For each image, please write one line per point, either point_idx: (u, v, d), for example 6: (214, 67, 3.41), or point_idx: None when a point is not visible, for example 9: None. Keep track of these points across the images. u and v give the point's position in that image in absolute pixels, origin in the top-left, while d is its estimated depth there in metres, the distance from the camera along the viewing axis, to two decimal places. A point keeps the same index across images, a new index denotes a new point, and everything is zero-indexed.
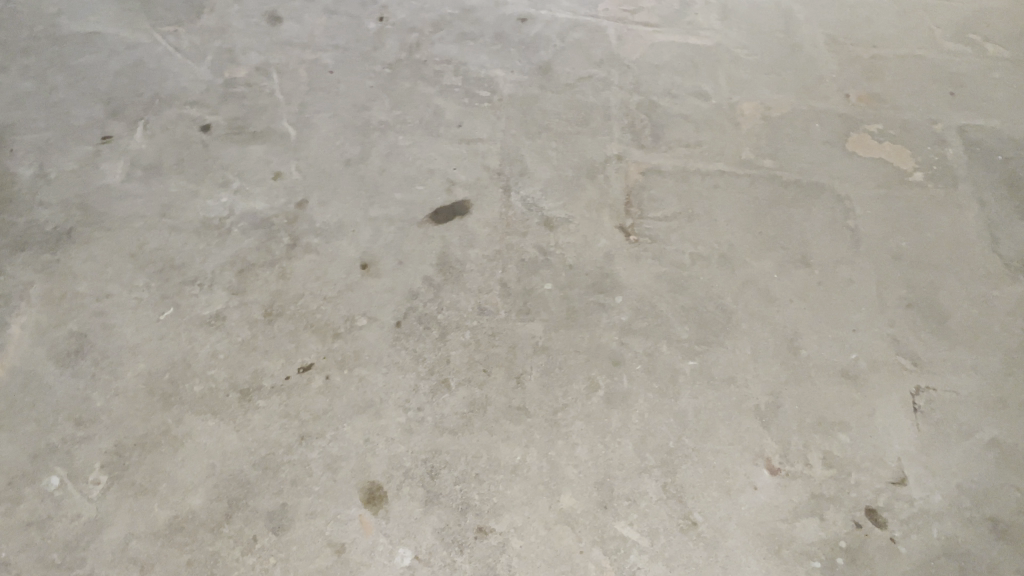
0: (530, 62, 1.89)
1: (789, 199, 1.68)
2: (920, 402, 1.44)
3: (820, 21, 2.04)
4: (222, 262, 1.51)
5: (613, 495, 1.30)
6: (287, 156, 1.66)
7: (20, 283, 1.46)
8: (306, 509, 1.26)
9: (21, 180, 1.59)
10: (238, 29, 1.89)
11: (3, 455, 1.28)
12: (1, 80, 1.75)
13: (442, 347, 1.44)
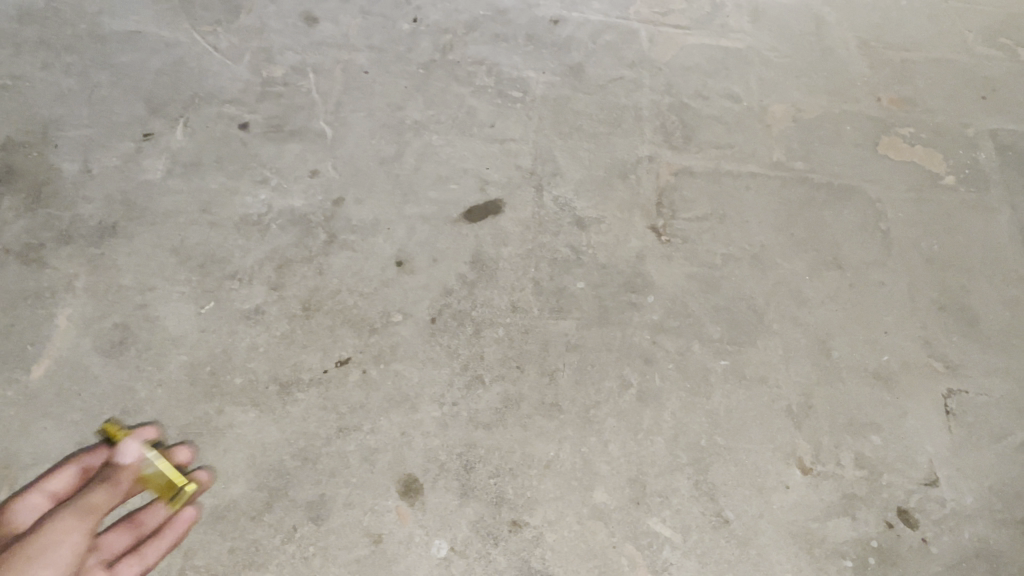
0: (562, 63, 1.86)
1: (821, 201, 1.68)
2: (952, 404, 1.46)
3: (854, 23, 1.99)
4: (260, 258, 1.54)
5: (646, 491, 1.34)
6: (324, 154, 1.68)
7: (66, 275, 1.50)
8: (346, 499, 1.31)
9: (66, 175, 1.63)
10: (275, 28, 1.87)
11: (52, 442, 1.34)
12: (43, 77, 1.76)
13: (476, 343, 1.47)
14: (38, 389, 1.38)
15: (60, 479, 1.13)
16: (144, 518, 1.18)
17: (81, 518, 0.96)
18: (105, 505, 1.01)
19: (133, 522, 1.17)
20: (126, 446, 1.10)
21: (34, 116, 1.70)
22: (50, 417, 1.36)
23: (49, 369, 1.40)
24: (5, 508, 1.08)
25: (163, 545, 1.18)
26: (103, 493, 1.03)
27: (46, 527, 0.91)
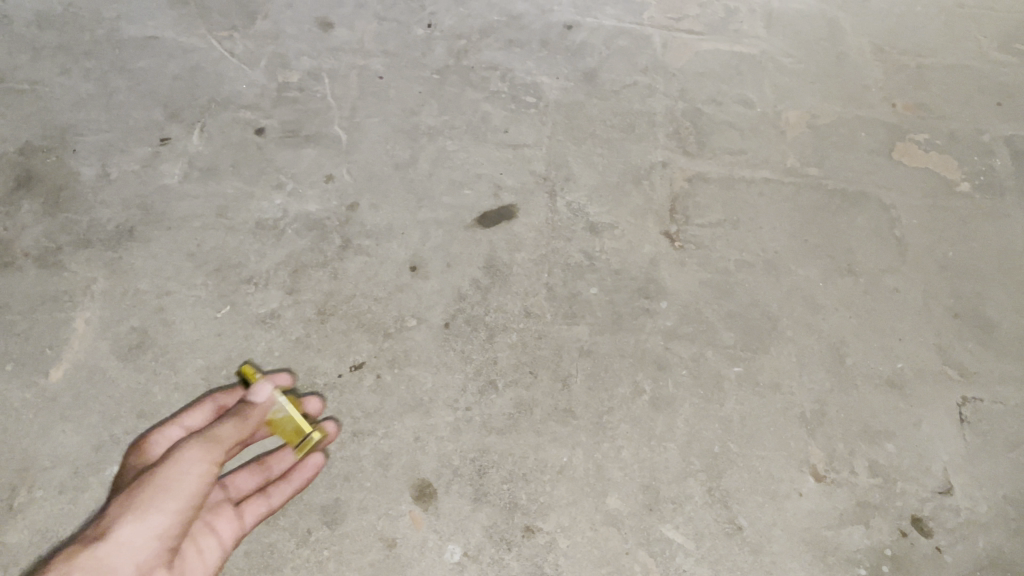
0: (576, 68, 1.87)
1: (835, 207, 1.67)
2: (967, 412, 1.45)
3: (869, 29, 1.98)
4: (276, 262, 1.56)
5: (659, 497, 1.35)
6: (339, 159, 1.69)
7: (84, 279, 1.52)
8: (359, 503, 1.32)
9: (84, 180, 1.64)
10: (291, 35, 1.88)
11: (69, 445, 1.36)
12: (63, 82, 1.78)
13: (490, 348, 1.47)
14: (57, 391, 1.41)
15: (199, 416, 1.35)
16: (274, 463, 1.35)
17: (206, 452, 1.17)
18: (230, 439, 1.23)
19: (265, 465, 1.35)
20: (260, 389, 1.30)
21: (53, 121, 1.72)
22: (68, 420, 1.38)
23: (67, 372, 1.43)
24: (151, 439, 1.31)
25: (287, 488, 1.31)
26: (226, 429, 1.23)
27: (179, 455, 1.15)
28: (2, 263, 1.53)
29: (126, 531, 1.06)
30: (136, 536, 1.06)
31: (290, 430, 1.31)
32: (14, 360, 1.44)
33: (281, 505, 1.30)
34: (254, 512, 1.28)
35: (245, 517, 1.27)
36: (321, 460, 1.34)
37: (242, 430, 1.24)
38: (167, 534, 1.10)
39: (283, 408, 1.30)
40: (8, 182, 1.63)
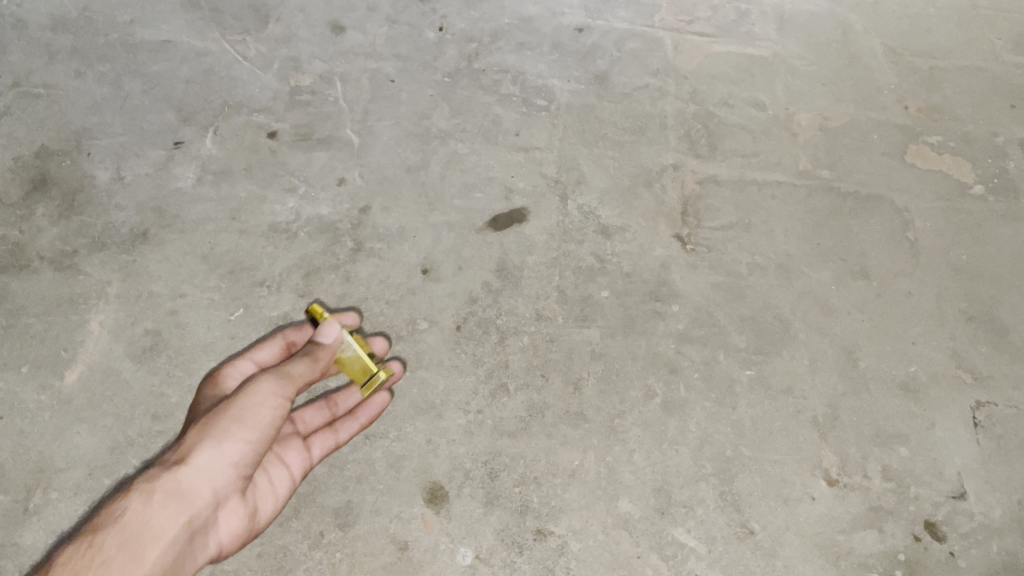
0: (587, 71, 1.86)
1: (847, 209, 1.67)
2: (980, 416, 1.44)
3: (882, 31, 1.97)
4: (289, 265, 1.56)
5: (671, 501, 1.35)
6: (351, 162, 1.70)
7: (99, 282, 1.54)
8: (371, 505, 1.33)
9: (99, 183, 1.66)
10: (303, 38, 1.89)
11: (85, 447, 1.38)
12: (78, 86, 1.79)
13: (501, 351, 1.47)
14: (72, 393, 1.42)
15: (268, 351, 1.39)
16: (339, 400, 1.42)
17: (283, 386, 1.18)
18: (306, 376, 1.22)
19: (330, 403, 1.41)
20: (329, 330, 1.26)
21: (68, 124, 1.73)
22: (83, 421, 1.40)
23: (82, 374, 1.44)
24: (224, 371, 1.34)
25: (354, 425, 1.37)
26: (303, 365, 1.22)
27: (256, 386, 1.16)
28: (18, 266, 1.55)
29: (206, 457, 1.10)
30: (214, 462, 1.11)
31: (356, 370, 1.31)
32: (30, 362, 1.45)
33: (346, 440, 1.36)
34: (321, 446, 1.34)
35: (312, 451, 1.33)
36: (387, 399, 1.39)
37: (317, 367, 1.24)
38: (244, 462, 1.14)
39: (352, 348, 1.29)
40: (24, 185, 1.65)
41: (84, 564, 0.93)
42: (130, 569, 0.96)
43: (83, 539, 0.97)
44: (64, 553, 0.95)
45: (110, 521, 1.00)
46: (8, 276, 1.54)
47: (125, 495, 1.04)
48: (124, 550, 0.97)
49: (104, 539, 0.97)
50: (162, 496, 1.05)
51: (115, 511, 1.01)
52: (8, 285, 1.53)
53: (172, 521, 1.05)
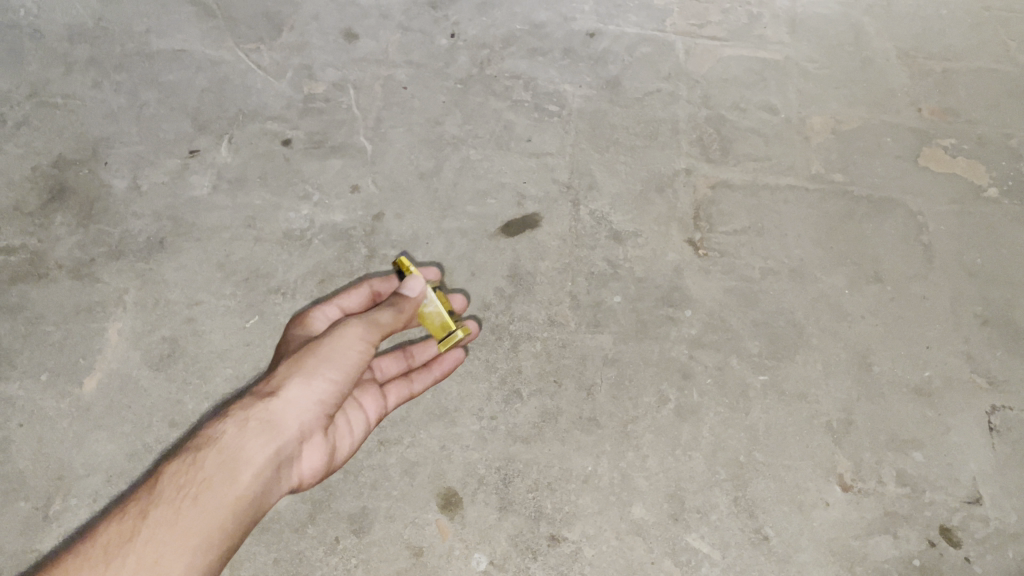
0: (599, 76, 1.87)
1: (860, 214, 1.66)
2: (996, 421, 1.44)
3: (895, 33, 1.96)
4: (304, 272, 1.58)
5: (685, 507, 1.35)
6: (365, 170, 1.71)
7: (117, 290, 1.56)
8: (386, 512, 1.34)
9: (116, 192, 1.68)
10: (317, 46, 1.90)
11: (104, 453, 1.40)
12: (95, 96, 1.81)
13: (514, 357, 1.48)
14: (90, 400, 1.44)
15: (355, 299, 1.47)
16: (415, 353, 1.48)
17: (369, 330, 1.26)
18: (391, 325, 1.29)
19: (408, 354, 1.48)
20: (413, 283, 1.32)
21: (85, 134, 1.75)
22: (102, 429, 1.42)
23: (101, 381, 1.46)
24: (312, 313, 1.44)
25: (428, 376, 1.44)
26: (388, 314, 1.29)
27: (345, 330, 1.25)
28: (37, 274, 1.57)
29: (295, 392, 1.20)
30: (303, 397, 1.21)
31: (436, 327, 1.35)
32: (50, 370, 1.47)
33: (421, 391, 1.43)
34: (397, 394, 1.41)
35: (388, 397, 1.40)
36: (462, 355, 1.45)
37: (401, 318, 1.31)
38: (329, 399, 1.23)
39: (436, 305, 1.35)
40: (42, 195, 1.67)
41: (188, 479, 1.07)
42: (225, 487, 1.09)
43: (187, 457, 1.10)
44: (171, 465, 1.09)
45: (210, 442, 1.12)
46: (27, 285, 1.56)
47: (222, 420, 1.15)
48: (220, 471, 1.09)
49: (205, 458, 1.10)
50: (254, 424, 1.16)
51: (213, 432, 1.14)
52: (28, 294, 1.55)
53: (262, 449, 1.15)
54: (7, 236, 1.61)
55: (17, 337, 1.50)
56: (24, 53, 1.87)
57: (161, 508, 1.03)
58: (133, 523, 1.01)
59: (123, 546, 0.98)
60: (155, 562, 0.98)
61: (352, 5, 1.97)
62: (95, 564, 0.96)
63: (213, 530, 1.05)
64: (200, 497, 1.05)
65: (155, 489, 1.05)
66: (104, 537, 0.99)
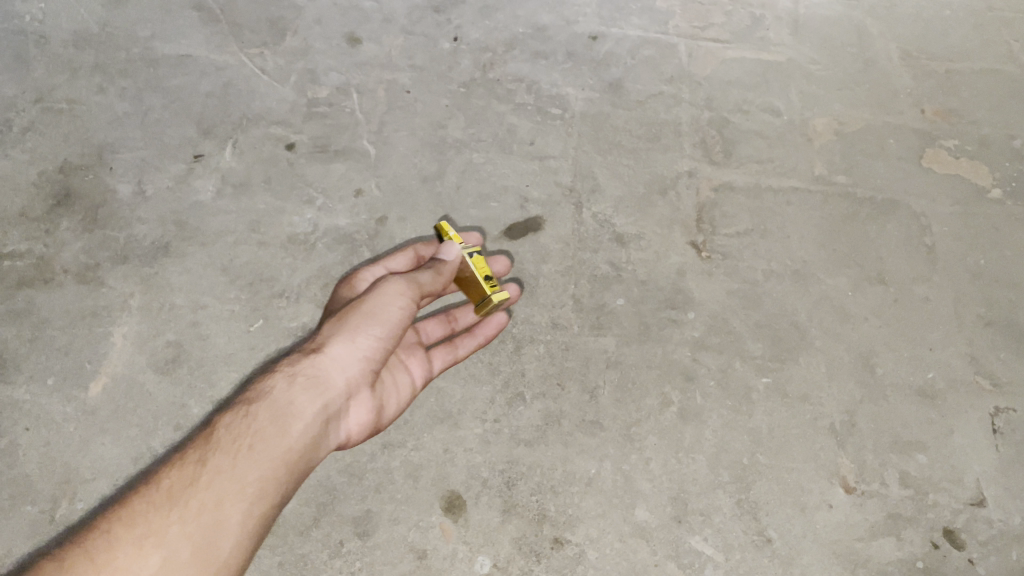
0: (601, 79, 1.87)
1: (863, 215, 1.66)
2: (1000, 423, 1.44)
3: (898, 34, 1.96)
4: (307, 276, 1.59)
5: (688, 509, 1.35)
6: (368, 173, 1.72)
7: (122, 294, 1.56)
8: (390, 514, 1.35)
9: (121, 197, 1.68)
10: (320, 51, 1.91)
11: (110, 457, 1.40)
12: (100, 101, 1.82)
13: (517, 360, 1.48)
14: (96, 405, 1.45)
15: (400, 262, 1.51)
16: (459, 317, 1.54)
17: (410, 289, 1.30)
18: (430, 286, 1.34)
19: (451, 319, 1.54)
20: (451, 247, 1.37)
21: (91, 140, 1.76)
22: (107, 433, 1.43)
23: (107, 385, 1.47)
24: (360, 274, 1.48)
25: (472, 342, 1.48)
26: (429, 276, 1.34)
27: (386, 288, 1.30)
28: (43, 279, 1.58)
29: (339, 349, 1.25)
30: (347, 355, 1.25)
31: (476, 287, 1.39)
32: (56, 374, 1.48)
33: (465, 356, 1.47)
34: (442, 359, 1.46)
35: (433, 362, 1.45)
36: (505, 320, 1.49)
37: (440, 279, 1.36)
38: (372, 357, 1.28)
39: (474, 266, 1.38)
40: (48, 200, 1.68)
41: (242, 429, 1.12)
42: (276, 438, 1.13)
43: (240, 410, 1.16)
44: (226, 418, 1.14)
45: (260, 396, 1.18)
46: (33, 290, 1.57)
47: (272, 376, 1.21)
48: (271, 423, 1.14)
49: (257, 411, 1.15)
50: (301, 380, 1.21)
51: (264, 388, 1.19)
52: (34, 298, 1.56)
53: (311, 403, 1.20)
54: (13, 241, 1.62)
55: (23, 342, 1.51)
56: (30, 59, 1.88)
57: (218, 456, 1.08)
58: (194, 470, 1.07)
59: (184, 490, 1.04)
60: (215, 506, 1.03)
61: (355, 10, 1.98)
62: (158, 506, 1.02)
63: (266, 478, 1.10)
64: (253, 447, 1.10)
65: (211, 439, 1.11)
66: (167, 482, 1.05)
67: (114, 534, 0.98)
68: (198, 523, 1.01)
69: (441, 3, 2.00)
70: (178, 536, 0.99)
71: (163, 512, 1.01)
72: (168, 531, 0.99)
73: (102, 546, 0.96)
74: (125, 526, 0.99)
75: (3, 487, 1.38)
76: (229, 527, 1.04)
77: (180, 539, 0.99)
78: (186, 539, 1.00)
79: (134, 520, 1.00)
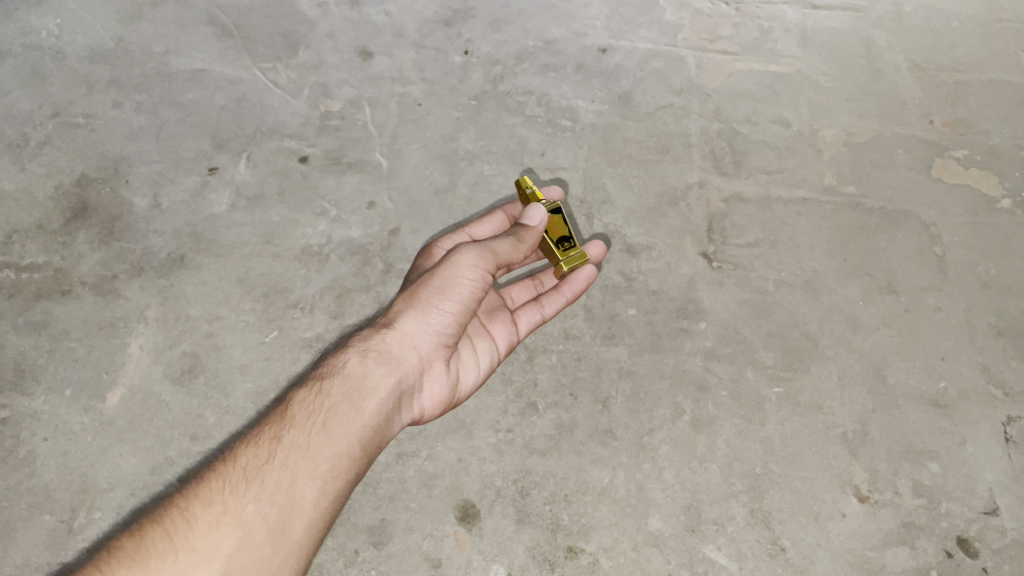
0: (611, 91, 1.88)
1: (873, 225, 1.67)
2: (1012, 432, 1.44)
3: (905, 46, 1.96)
4: (321, 287, 1.60)
5: (701, 519, 1.36)
6: (381, 186, 1.73)
7: (138, 306, 1.58)
8: (405, 524, 1.36)
9: (137, 210, 1.71)
10: (332, 64, 1.93)
11: (127, 467, 1.42)
12: (116, 116, 1.85)
13: (530, 370, 1.50)
14: (113, 415, 1.47)
15: (484, 229, 1.47)
16: (545, 280, 1.53)
17: (482, 259, 1.24)
18: (508, 256, 1.28)
19: (538, 282, 1.53)
20: (534, 213, 1.32)
21: (107, 153, 1.79)
22: (125, 443, 1.44)
23: (124, 396, 1.49)
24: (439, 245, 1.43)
25: (559, 300, 1.47)
26: (505, 245, 1.28)
27: (458, 260, 1.24)
28: (61, 291, 1.60)
29: (410, 326, 1.22)
30: (418, 330, 1.23)
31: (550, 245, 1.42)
32: (73, 385, 1.50)
33: (552, 316, 1.47)
34: (527, 321, 1.46)
35: (518, 325, 1.45)
36: (593, 273, 1.45)
37: (520, 249, 1.31)
38: (448, 331, 1.24)
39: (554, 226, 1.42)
40: (66, 213, 1.70)
41: (315, 407, 1.11)
42: (350, 415, 1.12)
43: (313, 386, 1.15)
44: (300, 394, 1.13)
45: (334, 372, 1.16)
46: (51, 302, 1.59)
47: (344, 351, 1.20)
48: (344, 400, 1.12)
49: (330, 388, 1.14)
50: (373, 355, 1.19)
51: (337, 363, 1.18)
52: (52, 311, 1.58)
53: (384, 378, 1.17)
54: (31, 253, 1.64)
55: (42, 353, 1.53)
56: (47, 74, 1.91)
57: (293, 433, 1.07)
58: (269, 447, 1.06)
59: (259, 468, 1.03)
60: (290, 484, 1.02)
61: (367, 25, 2.01)
62: (234, 485, 1.01)
63: (341, 454, 1.08)
64: (326, 425, 1.09)
65: (286, 416, 1.10)
66: (244, 459, 1.05)
67: (192, 512, 0.97)
68: (273, 502, 1.00)
69: (451, 17, 2.02)
70: (252, 515, 0.98)
71: (239, 491, 1.00)
72: (243, 510, 0.98)
73: (180, 524, 0.96)
74: (203, 503, 0.98)
75: (23, 498, 1.39)
76: (304, 505, 1.02)
77: (254, 519, 0.98)
78: (261, 518, 0.98)
79: (211, 498, 0.99)
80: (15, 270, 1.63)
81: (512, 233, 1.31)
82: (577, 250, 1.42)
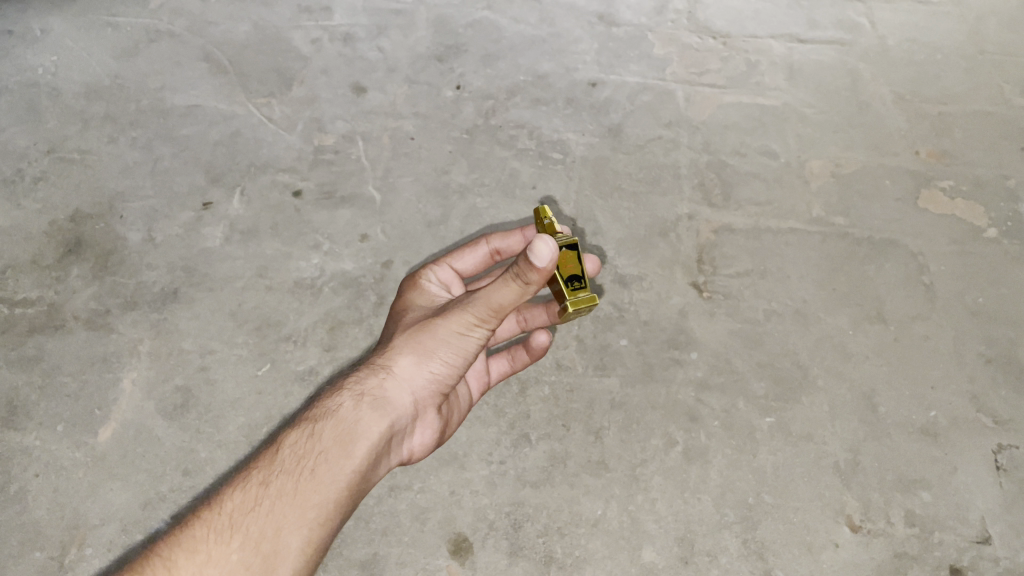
0: (601, 124, 1.91)
1: (861, 255, 1.68)
2: (1002, 460, 1.44)
3: (889, 79, 1.98)
4: (314, 320, 1.61)
5: (694, 550, 1.36)
6: (374, 219, 1.75)
7: (132, 340, 1.59)
8: (397, 558, 1.37)
9: (131, 244, 1.71)
10: (326, 100, 1.96)
11: (118, 502, 1.42)
12: (111, 151, 1.87)
13: (522, 402, 1.50)
14: (105, 450, 1.47)
15: (470, 259, 1.45)
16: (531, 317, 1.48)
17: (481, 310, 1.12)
18: (509, 302, 1.09)
19: (522, 318, 1.49)
20: (539, 257, 1.00)
21: (101, 189, 1.80)
22: (116, 478, 1.44)
23: (116, 431, 1.49)
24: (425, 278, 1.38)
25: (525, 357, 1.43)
26: (505, 293, 1.08)
27: (461, 311, 1.16)
28: (54, 326, 1.60)
29: (408, 369, 1.19)
30: (416, 374, 1.19)
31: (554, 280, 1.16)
32: (65, 420, 1.50)
33: (520, 368, 1.45)
34: (499, 369, 1.44)
35: (491, 371, 1.44)
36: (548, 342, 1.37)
37: (527, 292, 1.07)
38: (444, 378, 1.21)
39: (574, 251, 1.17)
40: (60, 248, 1.71)
41: (305, 451, 1.08)
42: (341, 461, 1.09)
43: (306, 427, 1.12)
44: (291, 436, 1.11)
45: (326, 414, 1.13)
46: (44, 337, 1.59)
47: (340, 392, 1.17)
48: (336, 444, 1.10)
49: (322, 431, 1.11)
50: (369, 399, 1.16)
51: (331, 405, 1.15)
52: (44, 346, 1.58)
53: (378, 424, 1.15)
54: (25, 288, 1.66)
55: (34, 388, 1.54)
56: (43, 110, 1.93)
57: (282, 478, 1.05)
58: (256, 493, 1.03)
59: (245, 514, 1.00)
60: (274, 533, 1.00)
61: (361, 60, 2.03)
62: (219, 532, 0.98)
63: (330, 501, 1.06)
64: (316, 470, 1.06)
65: (276, 459, 1.08)
66: (229, 505, 1.02)
67: (175, 563, 0.95)
68: (258, 551, 0.98)
69: (443, 52, 2.05)
70: (236, 565, 0.96)
71: (223, 540, 0.98)
72: (226, 560, 0.96)
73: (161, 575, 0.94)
74: (187, 553, 0.96)
75: (12, 534, 1.39)
76: (289, 554, 1.00)
77: (238, 569, 0.96)
78: (244, 568, 0.96)
79: (196, 547, 0.96)
80: (9, 305, 1.64)
81: (516, 272, 1.04)
82: (587, 292, 1.18)
